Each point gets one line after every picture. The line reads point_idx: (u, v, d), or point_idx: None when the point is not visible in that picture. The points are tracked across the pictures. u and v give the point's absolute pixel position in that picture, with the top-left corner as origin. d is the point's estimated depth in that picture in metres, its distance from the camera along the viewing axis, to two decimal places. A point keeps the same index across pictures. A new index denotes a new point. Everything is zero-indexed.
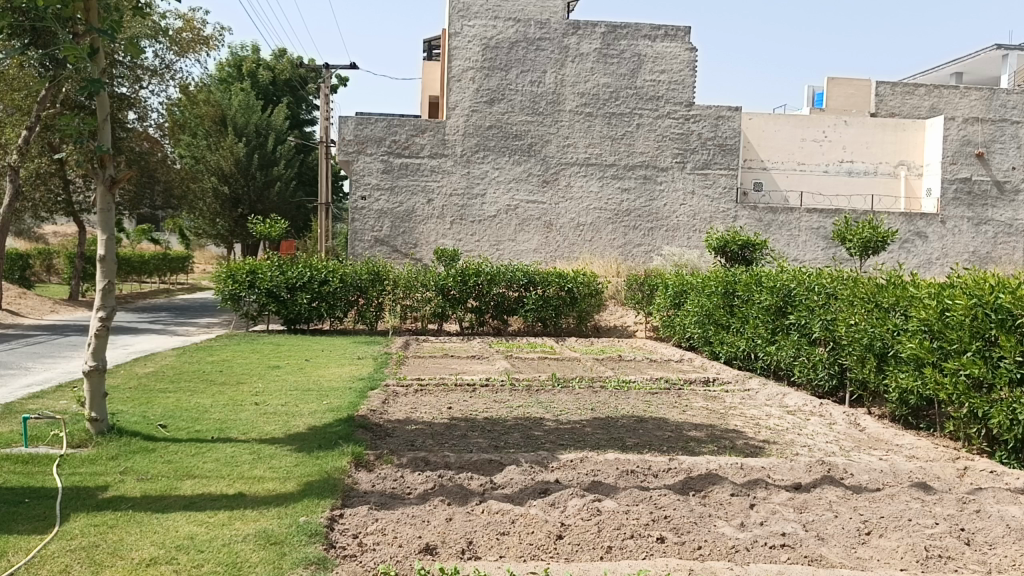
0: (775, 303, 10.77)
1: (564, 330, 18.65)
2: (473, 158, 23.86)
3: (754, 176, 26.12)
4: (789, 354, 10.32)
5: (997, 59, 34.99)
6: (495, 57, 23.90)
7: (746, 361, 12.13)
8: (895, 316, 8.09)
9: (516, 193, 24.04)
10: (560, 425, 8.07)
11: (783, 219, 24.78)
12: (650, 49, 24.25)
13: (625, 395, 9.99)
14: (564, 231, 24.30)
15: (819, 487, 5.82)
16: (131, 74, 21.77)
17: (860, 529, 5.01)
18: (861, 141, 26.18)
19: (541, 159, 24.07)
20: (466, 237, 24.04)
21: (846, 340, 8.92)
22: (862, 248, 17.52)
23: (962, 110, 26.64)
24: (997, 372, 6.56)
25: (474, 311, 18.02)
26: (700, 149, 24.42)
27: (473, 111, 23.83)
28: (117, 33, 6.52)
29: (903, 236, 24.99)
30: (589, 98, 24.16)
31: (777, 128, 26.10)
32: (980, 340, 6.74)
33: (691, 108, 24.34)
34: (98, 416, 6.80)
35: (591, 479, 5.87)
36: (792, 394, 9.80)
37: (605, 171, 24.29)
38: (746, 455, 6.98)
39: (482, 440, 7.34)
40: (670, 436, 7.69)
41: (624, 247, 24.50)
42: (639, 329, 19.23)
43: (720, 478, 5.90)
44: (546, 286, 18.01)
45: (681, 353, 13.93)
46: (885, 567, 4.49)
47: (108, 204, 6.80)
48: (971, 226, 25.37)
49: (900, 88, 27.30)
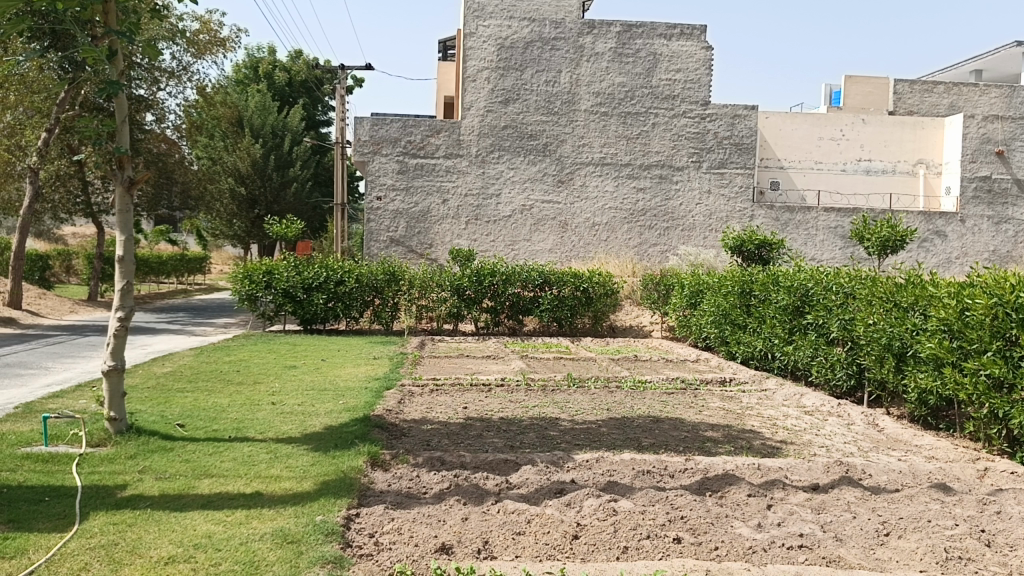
0: (793, 303, 10.69)
1: (579, 330, 18.63)
2: (489, 158, 23.87)
3: (770, 176, 26.00)
4: (807, 354, 10.25)
5: (1017, 57, 34.58)
6: (509, 57, 23.90)
7: (763, 362, 12.06)
8: (914, 315, 8.01)
9: (531, 193, 24.03)
10: (576, 425, 8.06)
11: (800, 219, 24.62)
12: (665, 48, 24.17)
13: (641, 395, 9.95)
14: (579, 231, 24.26)
15: (837, 488, 5.78)
16: (149, 76, 21.95)
17: (878, 530, 4.97)
18: (879, 140, 25.96)
19: (556, 159, 24.04)
20: (481, 237, 24.02)
21: (864, 339, 8.85)
22: (881, 247, 17.36)
23: (982, 108, 26.39)
24: (1017, 372, 6.48)
25: (489, 311, 18.01)
26: (716, 148, 24.33)
27: (488, 111, 23.84)
28: (135, 35, 6.54)
29: (921, 235, 24.74)
30: (604, 97, 24.12)
31: (793, 127, 25.94)
32: (1000, 339, 6.67)
33: (706, 107, 24.25)
34: (116, 416, 6.85)
35: (607, 479, 5.85)
36: (809, 394, 9.74)
37: (620, 171, 24.22)
38: (763, 455, 6.95)
39: (498, 439, 7.34)
40: (686, 436, 7.66)
41: (639, 247, 24.43)
42: (655, 329, 19.16)
43: (738, 479, 5.88)
44: (562, 285, 18.00)
45: (697, 353, 13.89)
46: (905, 568, 4.45)
47: (126, 205, 6.85)
48: (991, 225, 25.11)
49: (919, 86, 27.00)
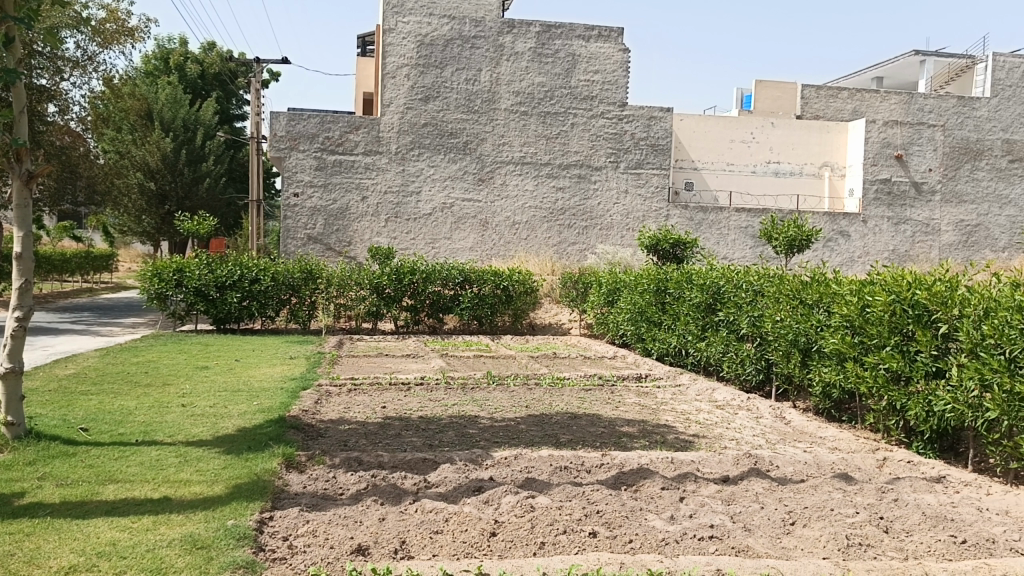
0: (705, 300, 10.98)
1: (499, 328, 18.69)
2: (408, 155, 23.70)
3: (685, 176, 26.64)
4: (718, 350, 10.55)
5: (915, 65, 36.28)
6: (429, 54, 23.77)
7: (678, 358, 12.35)
8: (819, 312, 8.34)
9: (451, 191, 23.96)
10: (495, 423, 8.08)
11: (713, 219, 25.30)
12: (584, 49, 24.47)
13: (559, 392, 10.06)
14: (499, 230, 24.32)
15: (746, 479, 5.97)
16: (51, 65, 20.96)
17: (784, 520, 5.16)
18: (787, 143, 26.91)
19: (476, 158, 24.05)
20: (401, 235, 23.81)
21: (772, 335, 9.17)
22: (788, 246, 17.98)
23: (883, 113, 27.62)
24: (913, 365, 6.82)
25: (409, 309, 17.89)
26: (633, 148, 24.78)
27: (408, 108, 23.68)
28: (35, 22, 6.21)
29: (826, 235, 25.72)
30: (524, 97, 24.24)
31: (707, 129, 26.63)
32: (898, 335, 6.99)
33: (624, 108, 24.66)
34: (14, 420, 6.52)
35: (524, 476, 5.89)
36: (721, 389, 10.03)
37: (539, 170, 24.40)
38: (676, 449, 7.12)
39: (416, 438, 7.30)
40: (603, 432, 7.78)
41: (558, 246, 24.66)
42: (573, 327, 19.38)
43: (651, 473, 6.01)
44: (482, 284, 18.04)
45: (615, 350, 14.11)
46: (809, 556, 4.63)
47: (24, 199, 6.51)
48: (891, 225, 26.36)
49: (825, 91, 28.02)
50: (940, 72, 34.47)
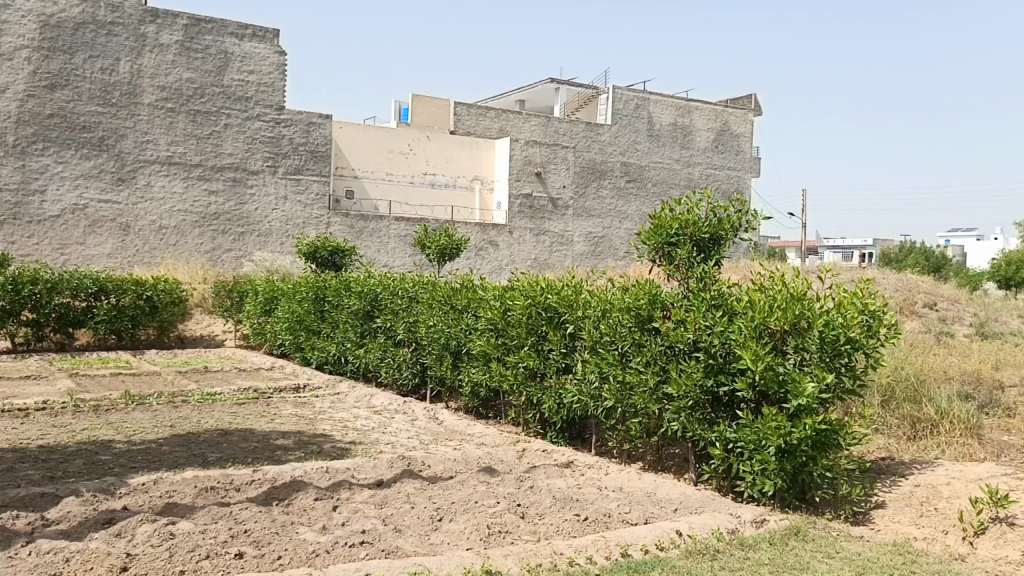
0: (363, 308, 11.07)
1: (142, 342, 17.10)
2: (29, 149, 20.77)
3: (345, 184, 26.66)
4: (376, 356, 10.72)
5: (551, 92, 40.08)
6: (54, 37, 21.07)
7: (337, 366, 12.29)
8: (467, 316, 8.83)
9: (84, 191, 21.43)
10: (132, 446, 7.35)
11: (373, 227, 25.57)
12: (237, 47, 23.54)
13: (210, 408, 9.46)
14: (144, 235, 22.26)
15: (399, 481, 6.11)
16: None
17: (432, 517, 5.37)
18: (442, 156, 28.26)
19: (114, 155, 21.79)
20: (21, 239, 20.77)
21: (426, 340, 9.54)
22: (440, 254, 18.76)
23: (526, 133, 30.18)
24: (547, 362, 7.53)
25: (30, 325, 15.61)
26: (292, 153, 24.35)
27: (28, 95, 20.75)
28: None
29: (478, 244, 27.24)
30: (171, 92, 22.53)
31: (366, 139, 26.93)
32: (534, 335, 7.65)
33: (281, 112, 24.19)
34: None
35: (165, 501, 5.43)
36: (378, 394, 10.20)
37: (190, 172, 22.85)
38: (332, 457, 7.07)
39: (33, 471, 6.37)
40: (256, 447, 7.47)
41: (213, 252, 23.24)
42: (228, 338, 18.40)
43: (304, 484, 5.87)
44: (121, 294, 16.39)
45: (272, 361, 13.65)
46: (454, 549, 4.87)
47: None
48: (533, 236, 28.94)
49: (476, 108, 29.23)
50: (572, 99, 38.43)
